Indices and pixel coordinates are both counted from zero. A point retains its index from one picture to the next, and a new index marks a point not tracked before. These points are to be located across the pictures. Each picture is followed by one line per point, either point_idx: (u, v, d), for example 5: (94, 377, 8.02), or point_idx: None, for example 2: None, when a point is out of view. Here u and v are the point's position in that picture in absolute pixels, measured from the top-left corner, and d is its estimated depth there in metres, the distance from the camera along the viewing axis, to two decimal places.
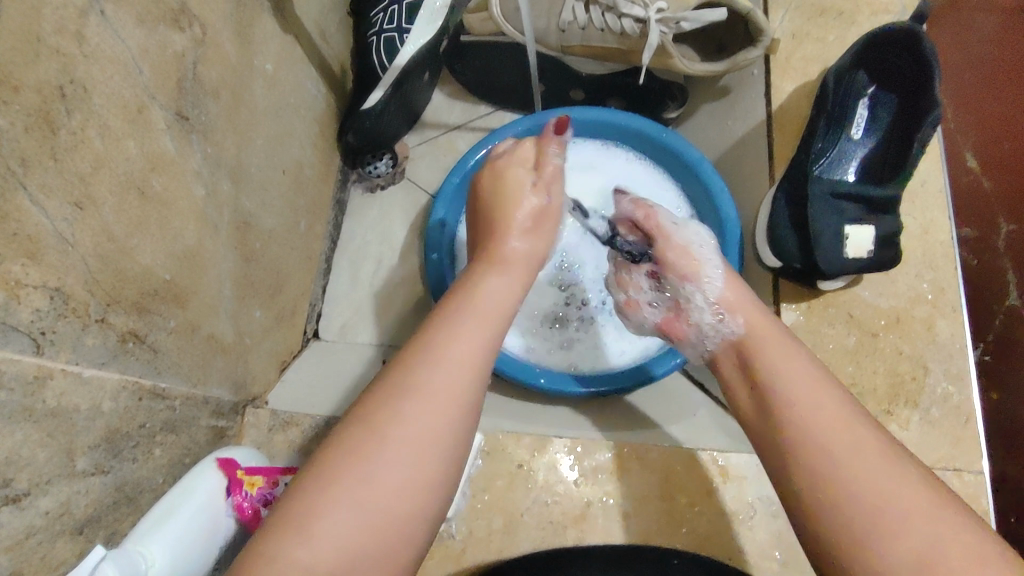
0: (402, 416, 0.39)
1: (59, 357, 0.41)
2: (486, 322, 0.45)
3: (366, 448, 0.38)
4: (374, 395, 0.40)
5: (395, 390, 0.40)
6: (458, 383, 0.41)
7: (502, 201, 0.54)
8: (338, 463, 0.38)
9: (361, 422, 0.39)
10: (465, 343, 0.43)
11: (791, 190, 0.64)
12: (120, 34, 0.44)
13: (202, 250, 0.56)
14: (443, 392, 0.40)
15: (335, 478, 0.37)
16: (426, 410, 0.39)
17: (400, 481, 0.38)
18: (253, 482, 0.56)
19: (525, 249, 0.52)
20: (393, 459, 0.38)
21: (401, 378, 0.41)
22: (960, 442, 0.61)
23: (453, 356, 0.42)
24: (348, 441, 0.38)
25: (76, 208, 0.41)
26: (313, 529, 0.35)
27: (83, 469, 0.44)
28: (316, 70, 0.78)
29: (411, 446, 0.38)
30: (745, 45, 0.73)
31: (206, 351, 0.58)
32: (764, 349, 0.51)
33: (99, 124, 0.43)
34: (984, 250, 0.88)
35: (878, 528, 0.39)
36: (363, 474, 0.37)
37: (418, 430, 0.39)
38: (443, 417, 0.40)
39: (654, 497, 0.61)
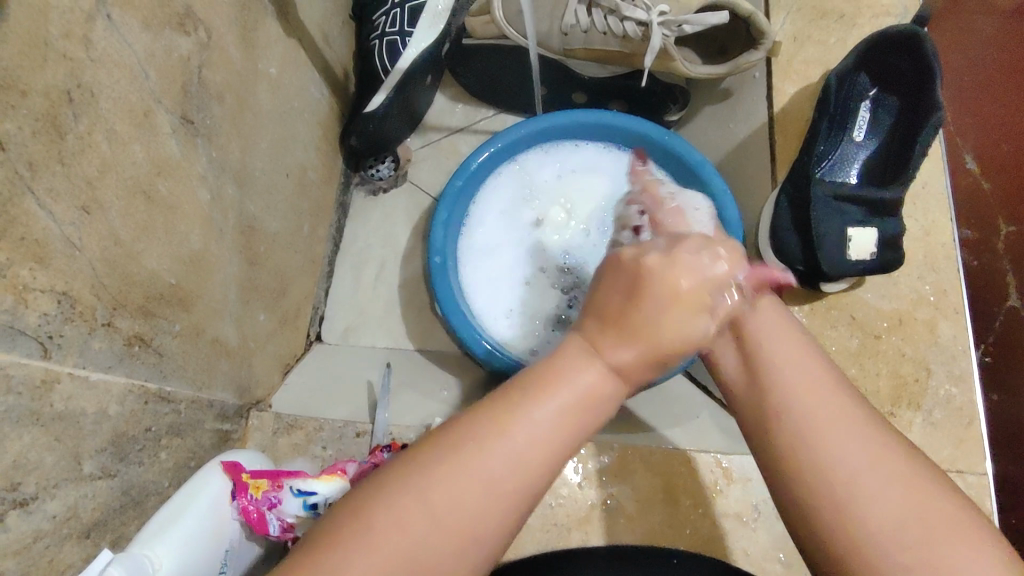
0: (456, 498, 0.36)
1: (66, 361, 0.41)
2: (572, 417, 0.39)
3: (412, 519, 0.36)
4: (430, 462, 0.37)
5: (452, 470, 0.37)
6: (519, 480, 0.37)
7: (664, 296, 0.39)
8: (382, 529, 0.35)
9: (411, 489, 0.36)
10: (539, 434, 0.38)
11: (793, 192, 0.65)
12: (127, 38, 0.44)
13: (207, 254, 0.56)
14: (498, 483, 0.37)
15: (377, 545, 0.35)
16: (479, 496, 0.36)
17: (437, 557, 0.36)
18: (259, 485, 0.56)
19: (642, 361, 0.39)
20: (434, 537, 0.36)
21: (462, 453, 0.37)
22: (963, 444, 0.61)
23: (526, 451, 0.38)
24: (396, 507, 0.36)
25: (84, 212, 0.41)
26: None
27: (90, 473, 0.44)
28: (320, 73, 0.78)
29: (457, 526, 0.36)
30: (747, 47, 0.73)
31: (211, 355, 0.58)
32: (753, 314, 0.46)
33: (105, 127, 0.43)
34: (986, 252, 0.88)
35: (856, 501, 0.39)
36: (402, 545, 0.35)
37: (466, 514, 0.36)
38: (494, 507, 0.37)
39: (658, 499, 0.62)
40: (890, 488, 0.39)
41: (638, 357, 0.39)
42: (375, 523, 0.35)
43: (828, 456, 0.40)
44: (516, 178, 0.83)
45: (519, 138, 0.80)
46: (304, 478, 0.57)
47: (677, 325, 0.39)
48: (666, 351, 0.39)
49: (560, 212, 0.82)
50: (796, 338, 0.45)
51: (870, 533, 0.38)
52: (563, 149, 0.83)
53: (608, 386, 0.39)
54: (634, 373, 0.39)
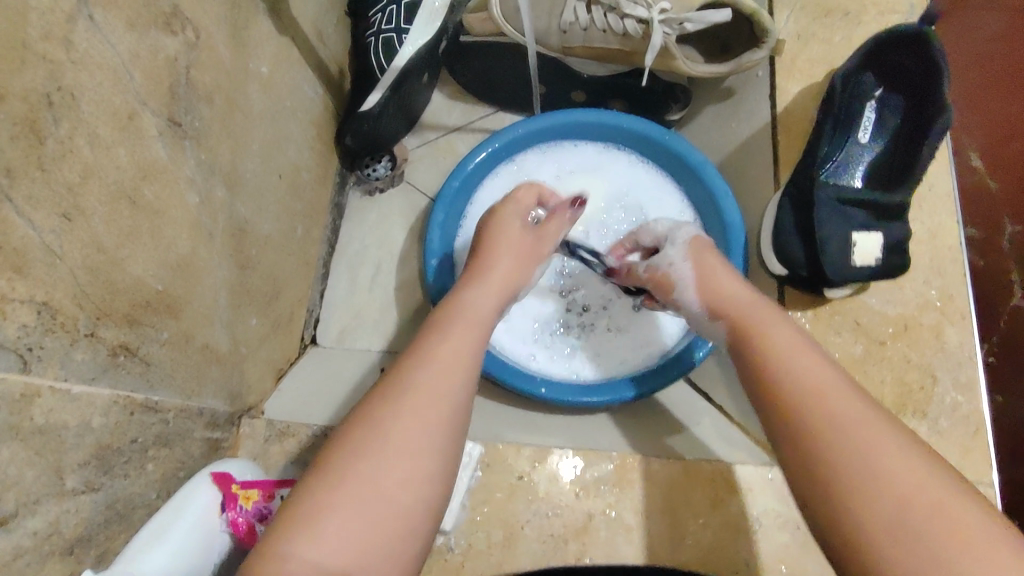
0: (406, 414, 0.44)
1: (46, 374, 0.40)
2: (470, 330, 0.51)
3: (365, 448, 0.42)
4: (368, 405, 0.45)
5: (390, 391, 0.45)
6: (446, 384, 0.46)
7: (501, 240, 0.62)
8: (342, 460, 0.42)
9: (362, 424, 0.43)
10: (452, 349, 0.49)
11: (796, 195, 0.63)
12: (110, 39, 0.42)
13: (196, 259, 0.55)
14: (425, 393, 0.45)
15: (339, 472, 0.41)
16: (419, 403, 0.44)
17: (401, 470, 0.42)
18: (249, 496, 0.55)
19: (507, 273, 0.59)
20: (390, 454, 0.42)
21: (397, 383, 0.46)
22: (969, 453, 0.60)
23: (441, 358, 0.48)
24: (351, 439, 0.43)
25: (64, 219, 0.40)
26: (323, 522, 0.39)
27: (72, 487, 0.43)
28: (314, 72, 0.76)
29: (407, 438, 0.43)
30: (750, 46, 0.71)
31: (201, 361, 0.57)
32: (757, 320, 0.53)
33: (88, 132, 0.41)
34: (990, 250, 0.87)
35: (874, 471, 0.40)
36: (360, 470, 0.41)
37: (410, 422, 0.43)
38: (430, 411, 0.44)
39: (658, 509, 0.60)
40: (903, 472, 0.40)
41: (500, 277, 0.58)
42: (332, 457, 0.42)
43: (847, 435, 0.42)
44: (514, 179, 0.82)
45: (519, 138, 0.79)
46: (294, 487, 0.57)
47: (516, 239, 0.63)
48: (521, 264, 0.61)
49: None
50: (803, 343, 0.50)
51: (886, 509, 0.39)
52: (562, 150, 0.82)
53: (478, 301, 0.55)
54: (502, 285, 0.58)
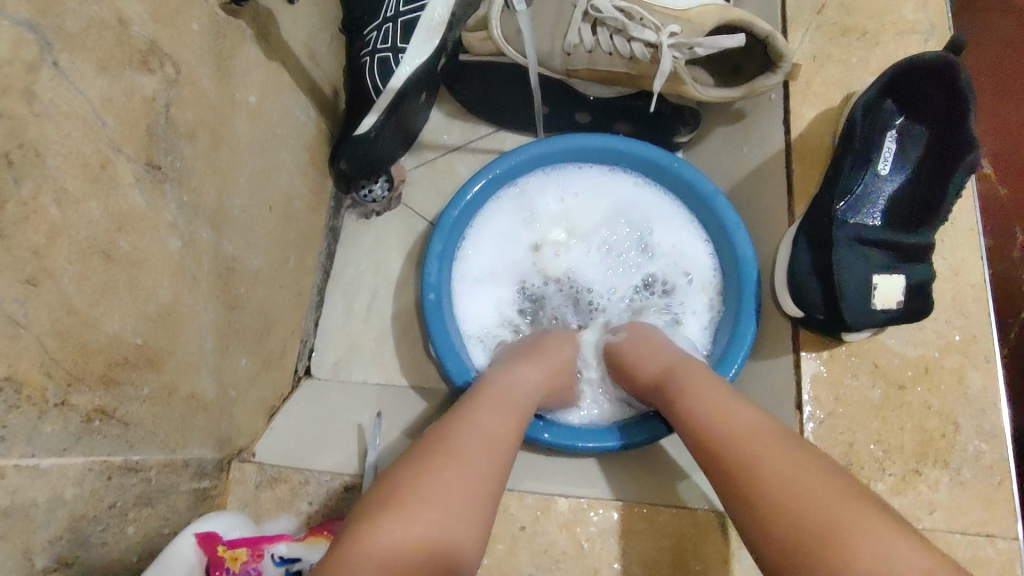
0: (459, 447, 0.47)
1: (10, 453, 0.37)
2: (509, 406, 0.53)
3: (417, 480, 0.44)
4: (419, 453, 0.47)
5: (440, 432, 0.48)
6: (498, 432, 0.49)
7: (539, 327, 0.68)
8: (403, 483, 0.44)
9: (416, 460, 0.46)
10: (498, 417, 0.51)
11: (812, 233, 0.59)
12: (79, 86, 0.39)
13: (179, 306, 0.52)
14: (476, 445, 0.47)
15: (397, 493, 0.43)
16: (472, 438, 0.48)
17: (454, 490, 0.44)
18: (236, 556, 0.52)
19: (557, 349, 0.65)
20: (442, 483, 0.44)
21: (444, 429, 0.49)
22: (993, 505, 0.57)
23: (488, 425, 0.50)
24: (407, 469, 0.45)
25: (28, 285, 0.37)
26: (386, 530, 0.40)
27: (45, 566, 0.40)
28: (307, 95, 0.73)
29: (464, 464, 0.45)
30: (763, 70, 0.68)
31: (186, 412, 0.54)
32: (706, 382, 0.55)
33: (54, 188, 0.38)
34: (1001, 260, 0.83)
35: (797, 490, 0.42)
36: (416, 493, 0.43)
37: (469, 453, 0.46)
38: (486, 446, 0.48)
39: (666, 563, 0.58)
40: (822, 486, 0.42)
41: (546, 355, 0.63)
42: (391, 485, 0.44)
43: (770, 467, 0.44)
44: (515, 206, 0.78)
45: (519, 163, 0.75)
46: (286, 543, 0.55)
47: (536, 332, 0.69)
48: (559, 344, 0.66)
49: (558, 235, 0.78)
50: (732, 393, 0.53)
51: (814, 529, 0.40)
52: (565, 175, 0.79)
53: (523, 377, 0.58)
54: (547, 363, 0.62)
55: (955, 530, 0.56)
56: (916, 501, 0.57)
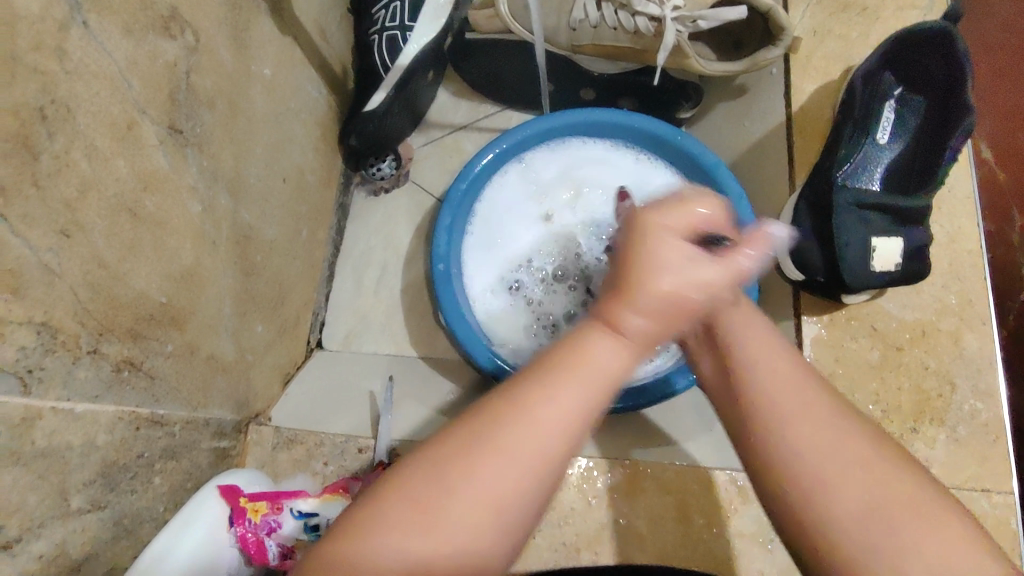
0: (484, 482, 0.33)
1: (47, 395, 0.39)
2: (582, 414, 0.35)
3: (422, 524, 0.33)
4: (453, 440, 0.35)
5: (472, 442, 0.34)
6: (542, 461, 0.34)
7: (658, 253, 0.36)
8: (400, 516, 0.33)
9: (431, 475, 0.34)
10: (567, 407, 0.34)
11: (813, 199, 0.62)
12: (106, 47, 0.41)
13: (200, 268, 0.54)
14: (521, 465, 0.34)
15: (396, 535, 0.33)
16: (499, 472, 0.33)
17: (462, 546, 0.33)
18: (258, 509, 0.54)
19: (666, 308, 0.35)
20: (455, 534, 0.33)
21: (487, 429, 0.34)
22: (988, 461, 0.59)
23: (542, 431, 0.34)
24: (413, 491, 0.33)
25: (63, 236, 0.39)
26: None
27: (78, 507, 0.42)
28: (317, 72, 0.75)
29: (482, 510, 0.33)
30: (765, 42, 0.69)
31: (206, 372, 0.56)
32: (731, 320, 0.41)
33: (85, 145, 0.40)
34: (1000, 243, 0.85)
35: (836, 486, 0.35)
36: (417, 522, 0.33)
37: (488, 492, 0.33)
38: (516, 484, 0.33)
39: (672, 517, 0.60)
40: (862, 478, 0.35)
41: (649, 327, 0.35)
42: (391, 507, 0.33)
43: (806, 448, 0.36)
44: (522, 179, 0.80)
45: (525, 139, 0.77)
46: (304, 497, 0.56)
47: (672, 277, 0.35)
48: (682, 308, 0.35)
49: (568, 197, 0.80)
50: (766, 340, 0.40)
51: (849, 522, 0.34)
52: (571, 148, 0.81)
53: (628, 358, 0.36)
54: (648, 342, 0.36)
55: (951, 485, 0.58)
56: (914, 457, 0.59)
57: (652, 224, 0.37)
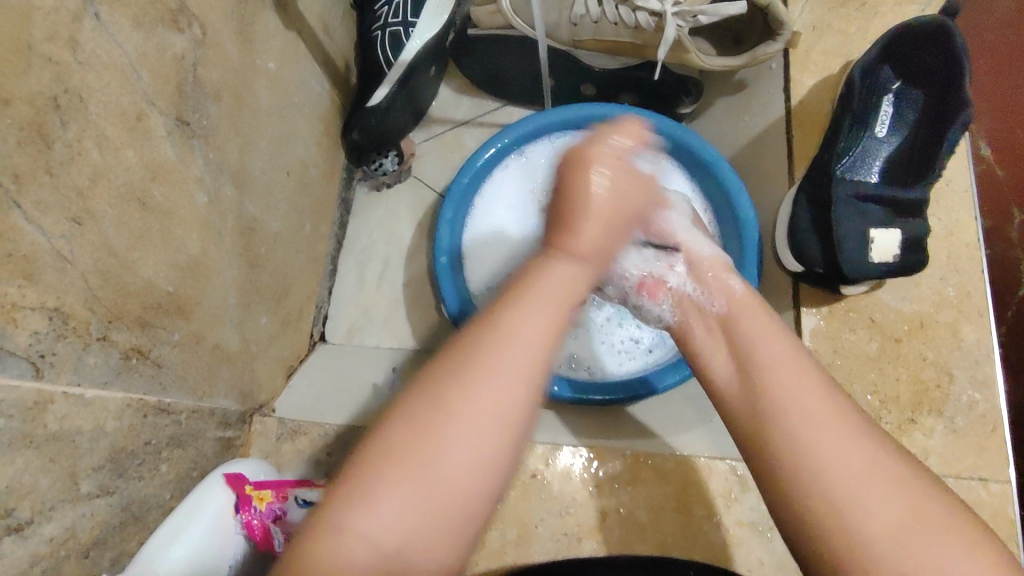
0: (469, 396, 0.39)
1: (58, 380, 0.39)
2: (551, 312, 0.42)
3: (419, 433, 0.38)
4: (437, 367, 0.41)
5: (454, 364, 0.40)
6: (523, 365, 0.40)
7: (585, 182, 0.47)
8: (399, 437, 0.38)
9: (421, 395, 0.40)
10: (535, 321, 0.42)
11: (813, 193, 0.62)
12: (117, 38, 0.42)
13: (206, 259, 0.54)
14: (501, 372, 0.40)
15: (398, 450, 0.38)
16: (485, 385, 0.39)
17: (463, 454, 0.38)
18: (263, 497, 0.55)
19: (605, 212, 0.48)
20: (451, 438, 0.38)
21: (467, 354, 0.40)
22: (985, 452, 0.59)
23: (516, 339, 0.41)
24: (405, 414, 0.39)
25: (74, 223, 0.39)
26: (378, 500, 0.37)
27: (88, 492, 0.43)
28: (321, 67, 0.76)
29: (469, 420, 0.39)
30: (762, 39, 0.70)
31: (212, 362, 0.57)
32: (747, 319, 0.49)
33: (96, 134, 0.40)
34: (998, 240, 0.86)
35: (858, 501, 0.39)
36: (417, 449, 0.38)
37: (475, 404, 0.39)
38: (502, 391, 0.39)
39: (672, 507, 0.60)
40: (885, 491, 0.40)
41: (593, 242, 0.47)
42: (391, 428, 0.39)
43: (824, 455, 0.41)
44: (524, 171, 0.81)
45: (527, 132, 0.78)
46: (309, 486, 0.57)
47: (603, 198, 0.47)
48: (614, 226, 0.48)
49: None
50: (783, 341, 0.47)
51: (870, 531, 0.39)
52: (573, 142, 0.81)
53: (574, 272, 0.45)
54: (595, 256, 0.47)
55: (949, 474, 0.59)
56: (911, 447, 0.60)
57: (594, 166, 0.48)
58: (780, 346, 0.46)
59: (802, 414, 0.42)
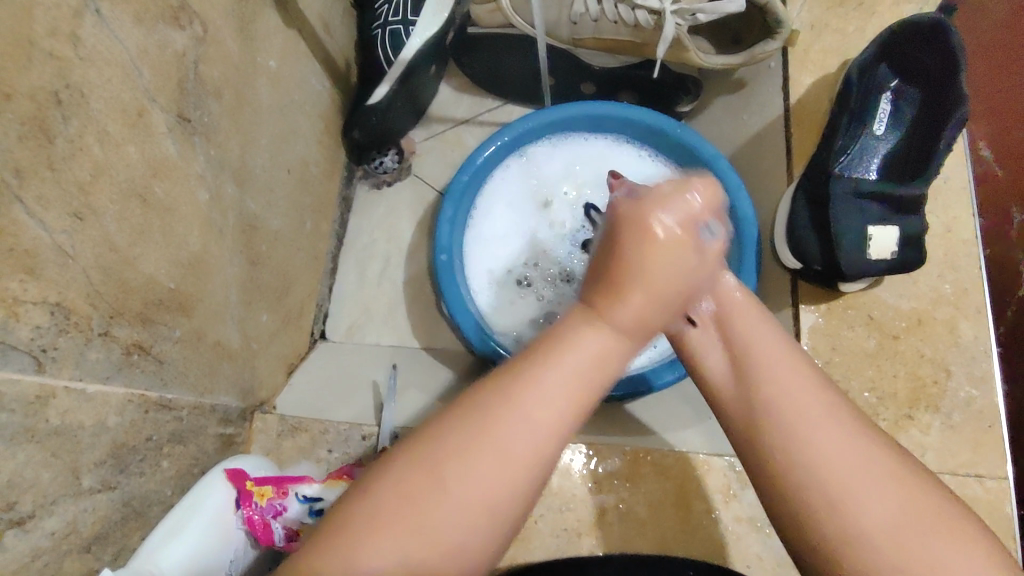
0: (476, 477, 0.38)
1: (61, 374, 0.40)
2: (577, 396, 0.41)
3: (417, 508, 0.38)
4: (447, 435, 0.39)
5: (466, 442, 0.39)
6: (535, 450, 0.39)
7: (636, 238, 0.43)
8: (398, 505, 0.38)
9: (425, 469, 0.38)
10: (557, 398, 0.40)
11: (811, 188, 0.63)
12: (118, 35, 0.42)
13: (207, 256, 0.54)
14: (514, 453, 0.39)
15: (396, 521, 0.37)
16: (491, 468, 0.38)
17: (456, 534, 0.38)
18: (264, 493, 0.56)
19: (665, 275, 0.42)
20: (447, 518, 0.38)
21: (483, 433, 0.39)
22: (982, 448, 0.59)
23: (536, 418, 0.40)
24: (407, 485, 0.38)
25: (76, 219, 0.39)
26: (366, 573, 0.36)
27: (89, 486, 0.43)
28: (321, 65, 0.76)
29: (470, 502, 0.38)
30: (762, 37, 0.70)
31: (213, 359, 0.57)
32: (740, 324, 0.47)
33: (97, 130, 0.41)
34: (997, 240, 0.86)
35: (851, 496, 0.40)
36: (418, 512, 0.38)
37: (477, 489, 0.38)
38: (508, 475, 0.39)
39: (671, 503, 0.60)
40: (880, 488, 0.40)
41: (638, 310, 0.42)
42: (391, 496, 0.38)
43: (818, 453, 0.41)
44: (524, 172, 0.81)
45: (525, 131, 0.78)
46: (309, 483, 0.57)
47: (660, 251, 0.42)
48: (659, 294, 0.42)
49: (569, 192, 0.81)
50: (779, 344, 0.46)
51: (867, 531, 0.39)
52: (573, 142, 0.81)
53: (615, 343, 0.42)
54: (637, 327, 0.42)
55: (946, 470, 0.59)
56: (909, 443, 0.60)
57: (658, 221, 0.43)
58: (775, 349, 0.46)
59: (793, 412, 0.42)
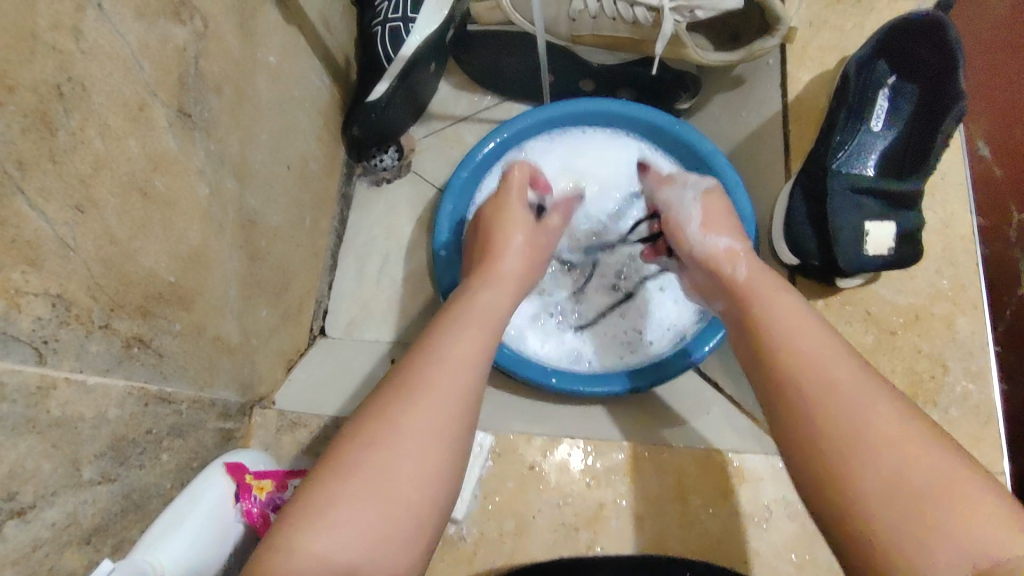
0: (413, 410, 0.43)
1: (62, 366, 0.40)
2: (478, 334, 0.50)
3: (373, 451, 0.41)
4: (378, 401, 0.44)
5: (399, 387, 0.44)
6: (458, 381, 0.45)
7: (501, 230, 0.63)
8: (355, 453, 0.41)
9: (373, 419, 0.43)
10: (461, 345, 0.48)
11: (808, 184, 0.63)
12: (119, 29, 0.42)
13: (207, 250, 0.55)
14: (438, 387, 0.44)
15: (354, 468, 0.40)
16: (427, 399, 0.43)
17: (410, 468, 0.41)
18: (263, 486, 0.56)
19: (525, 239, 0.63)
20: (399, 453, 0.41)
21: (409, 376, 0.45)
22: (980, 444, 0.60)
23: (450, 356, 0.47)
24: (361, 435, 0.42)
25: (77, 211, 0.40)
26: (331, 520, 0.38)
27: (90, 478, 0.43)
28: (321, 62, 0.76)
29: (416, 435, 0.42)
30: (759, 35, 0.70)
31: (212, 353, 0.57)
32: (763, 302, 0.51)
33: (99, 123, 0.41)
34: (996, 239, 0.86)
35: (854, 446, 0.40)
36: (373, 460, 0.40)
37: (420, 421, 0.42)
38: (442, 404, 0.44)
39: (669, 498, 0.61)
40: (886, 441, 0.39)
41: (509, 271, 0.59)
42: (346, 449, 0.41)
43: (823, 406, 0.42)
44: None
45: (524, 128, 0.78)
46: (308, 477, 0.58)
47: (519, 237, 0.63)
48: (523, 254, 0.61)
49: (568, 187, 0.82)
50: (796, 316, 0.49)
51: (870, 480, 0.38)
52: (572, 137, 0.82)
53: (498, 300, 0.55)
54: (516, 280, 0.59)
55: None
56: None
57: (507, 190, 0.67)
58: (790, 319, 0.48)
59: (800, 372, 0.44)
